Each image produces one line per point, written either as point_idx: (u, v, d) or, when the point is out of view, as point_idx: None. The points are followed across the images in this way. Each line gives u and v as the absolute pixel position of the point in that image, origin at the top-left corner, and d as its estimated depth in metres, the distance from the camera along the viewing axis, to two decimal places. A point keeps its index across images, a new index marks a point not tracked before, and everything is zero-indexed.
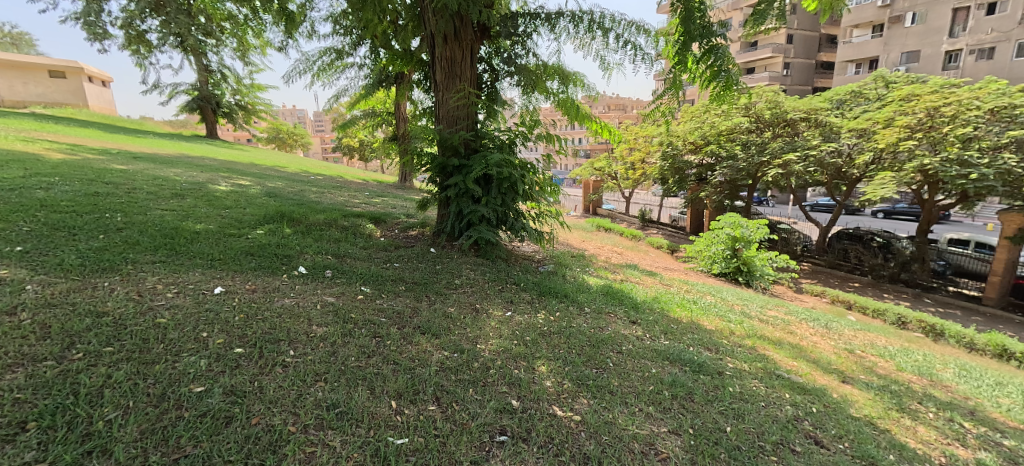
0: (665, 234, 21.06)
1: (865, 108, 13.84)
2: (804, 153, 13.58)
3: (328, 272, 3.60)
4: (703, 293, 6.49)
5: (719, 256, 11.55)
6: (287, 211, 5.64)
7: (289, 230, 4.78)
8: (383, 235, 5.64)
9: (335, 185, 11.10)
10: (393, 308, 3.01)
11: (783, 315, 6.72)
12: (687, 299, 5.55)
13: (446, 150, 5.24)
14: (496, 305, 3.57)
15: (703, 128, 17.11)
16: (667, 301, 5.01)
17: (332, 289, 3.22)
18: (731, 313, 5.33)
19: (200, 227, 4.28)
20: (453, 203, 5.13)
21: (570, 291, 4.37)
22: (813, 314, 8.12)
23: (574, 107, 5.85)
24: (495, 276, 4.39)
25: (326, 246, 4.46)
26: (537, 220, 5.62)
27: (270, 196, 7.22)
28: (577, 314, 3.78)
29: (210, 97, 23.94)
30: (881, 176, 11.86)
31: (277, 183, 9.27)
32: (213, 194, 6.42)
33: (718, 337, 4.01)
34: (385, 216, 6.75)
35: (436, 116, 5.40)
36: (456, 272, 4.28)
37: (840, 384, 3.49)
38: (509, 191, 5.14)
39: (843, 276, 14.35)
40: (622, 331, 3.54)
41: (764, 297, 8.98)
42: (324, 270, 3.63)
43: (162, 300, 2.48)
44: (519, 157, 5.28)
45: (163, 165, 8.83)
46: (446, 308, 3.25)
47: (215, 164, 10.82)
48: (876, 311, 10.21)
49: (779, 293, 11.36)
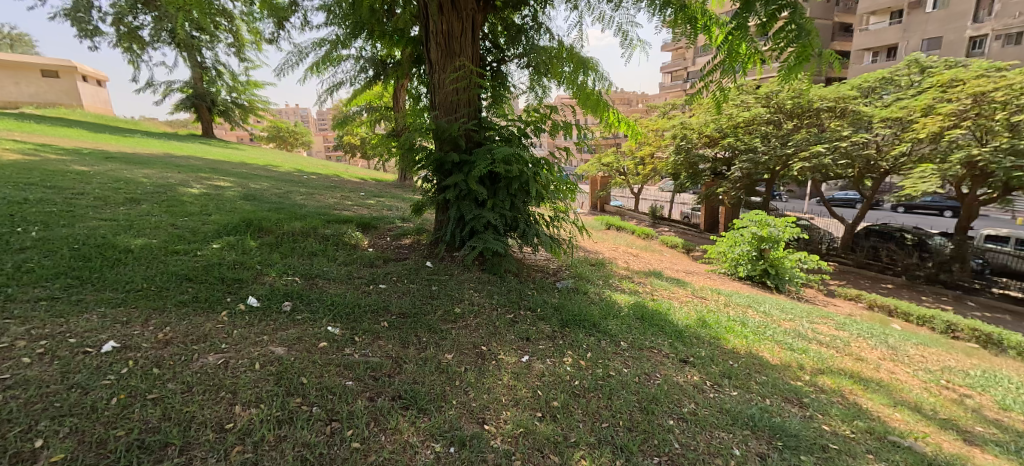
0: (678, 232, 20.14)
1: (899, 95, 12.80)
2: (833, 145, 12.62)
3: (285, 305, 2.70)
4: (745, 308, 5.57)
5: (745, 258, 10.62)
6: (258, 217, 4.80)
7: (254, 243, 3.91)
8: (372, 245, 4.81)
9: (328, 185, 10.28)
10: (366, 362, 2.17)
11: (835, 331, 5.81)
12: (732, 318, 4.66)
13: (444, 144, 4.39)
14: (507, 347, 2.70)
15: (719, 120, 16.17)
16: (713, 325, 4.12)
17: (286, 333, 2.35)
18: (788, 336, 4.43)
19: (137, 241, 3.46)
20: (453, 207, 4.28)
21: (598, 317, 3.49)
22: (860, 325, 7.21)
23: (594, 95, 4.79)
24: (505, 299, 3.51)
25: (296, 263, 3.59)
26: (553, 225, 4.76)
27: (248, 198, 6.39)
28: (614, 353, 2.91)
29: (205, 94, 23.14)
30: (921, 168, 10.88)
31: (262, 183, 8.44)
32: (179, 198, 5.58)
33: (792, 378, 3.15)
34: (377, 221, 5.89)
35: (432, 104, 4.55)
36: (457, 296, 3.42)
37: (968, 450, 2.63)
38: (521, 191, 4.31)
39: (874, 276, 13.36)
40: (675, 379, 2.68)
41: (802, 306, 8.09)
42: (282, 301, 2.76)
43: (7, 370, 1.69)
44: (530, 153, 4.43)
45: (137, 165, 8.04)
46: (442, 357, 2.40)
47: (200, 164, 10.03)
48: (921, 318, 9.26)
49: (810, 297, 10.46)
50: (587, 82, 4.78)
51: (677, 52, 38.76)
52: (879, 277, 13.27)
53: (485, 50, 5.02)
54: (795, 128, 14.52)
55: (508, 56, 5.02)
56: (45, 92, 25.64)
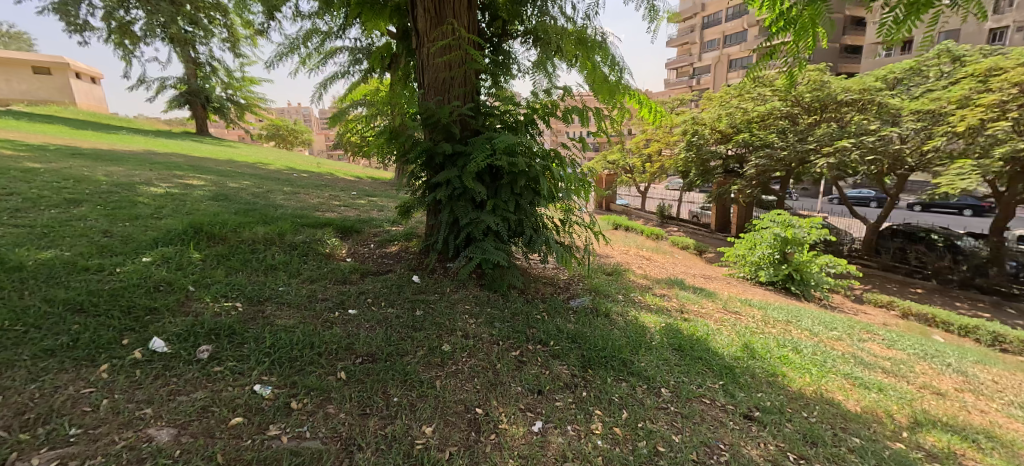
0: (688, 233, 19.30)
1: (929, 87, 11.96)
2: (859, 140, 11.82)
3: (203, 348, 1.96)
4: (788, 326, 4.81)
5: (766, 262, 9.84)
6: (216, 221, 4.07)
7: (198, 254, 3.16)
8: (351, 254, 4.07)
9: (317, 183, 9.54)
10: (296, 454, 1.50)
11: (889, 351, 5.04)
12: (782, 341, 3.89)
13: (435, 134, 3.63)
14: (511, 406, 1.99)
15: (733, 115, 15.36)
16: (764, 353, 3.37)
17: (184, 400, 1.64)
18: (851, 365, 3.68)
19: (41, 255, 2.73)
20: (445, 210, 3.53)
21: (628, 350, 2.74)
22: (905, 339, 6.44)
23: (606, 83, 3.69)
24: (508, 329, 2.76)
25: (244, 282, 2.82)
26: (563, 230, 4.01)
27: (217, 198, 5.66)
28: (658, 408, 2.18)
29: (198, 91, 22.39)
30: (958, 164, 10.03)
31: (242, 182, 7.71)
32: (133, 198, 4.87)
33: (888, 437, 2.41)
34: (361, 224, 5.12)
35: (420, 85, 3.81)
36: (447, 325, 2.67)
37: None
38: (527, 190, 3.57)
39: (901, 280, 12.54)
40: (745, 453, 1.96)
41: (837, 317, 7.32)
42: (200, 343, 2.02)
43: None
44: (539, 144, 3.68)
45: (105, 162, 7.32)
46: (418, 435, 1.71)
47: (180, 161, 9.33)
48: (963, 328, 8.46)
49: (837, 304, 9.67)
50: (603, 62, 3.88)
51: (683, 47, 37.90)
52: (907, 281, 12.44)
53: (484, 22, 4.29)
54: (815, 123, 13.69)
55: (511, 31, 4.33)
56: (36, 89, 25.01)
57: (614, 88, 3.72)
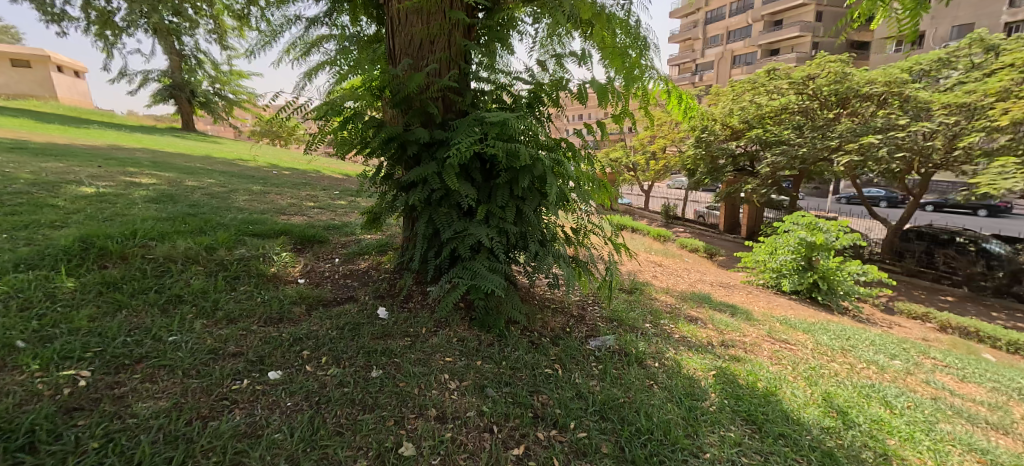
0: (696, 233, 18.39)
1: (961, 79, 11.09)
2: (888, 136, 10.93)
3: None
4: (851, 360, 3.89)
5: (789, 268, 8.96)
6: (129, 229, 3.16)
7: (68, 281, 2.25)
8: (303, 274, 3.16)
9: (296, 182, 8.61)
10: None
11: (968, 387, 4.17)
12: (864, 390, 3.00)
13: (408, 115, 2.70)
14: None
15: (746, 109, 14.42)
16: (857, 415, 2.49)
17: None
18: (957, 425, 2.81)
19: None
20: (421, 218, 2.63)
21: (684, 434, 1.88)
22: (967, 363, 5.56)
23: (628, 52, 2.93)
24: (507, 402, 1.90)
25: (115, 328, 1.92)
26: (576, 244, 3.10)
27: (158, 199, 4.75)
28: None
29: (183, 84, 21.38)
30: (1000, 162, 9.14)
31: (204, 179, 6.76)
32: (42, 200, 3.96)
33: None
34: (326, 233, 4.20)
35: (389, 50, 2.87)
36: (414, 401, 1.80)
37: None
38: (531, 193, 2.69)
39: (929, 286, 11.68)
40: None
41: (880, 333, 6.44)
42: None
43: None
44: (545, 131, 2.77)
45: (44, 158, 6.37)
46: None
47: (143, 158, 8.39)
48: (1014, 344, 7.60)
49: (868, 315, 8.79)
50: (623, 37, 3.08)
51: (685, 43, 37.01)
52: (936, 288, 11.57)
53: None
54: (835, 118, 12.81)
55: None
56: (14, 82, 23.92)
57: (639, 62, 2.95)
